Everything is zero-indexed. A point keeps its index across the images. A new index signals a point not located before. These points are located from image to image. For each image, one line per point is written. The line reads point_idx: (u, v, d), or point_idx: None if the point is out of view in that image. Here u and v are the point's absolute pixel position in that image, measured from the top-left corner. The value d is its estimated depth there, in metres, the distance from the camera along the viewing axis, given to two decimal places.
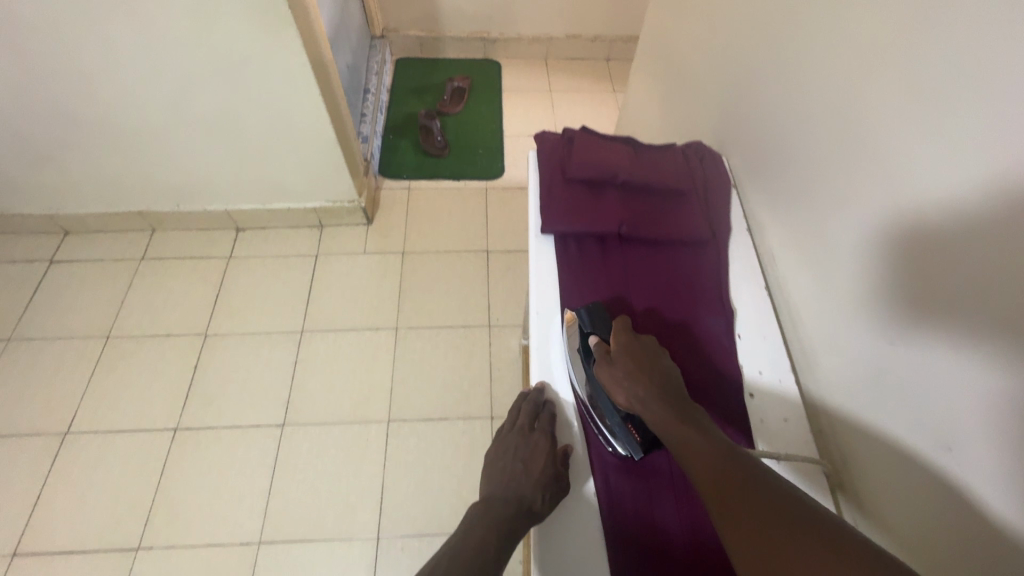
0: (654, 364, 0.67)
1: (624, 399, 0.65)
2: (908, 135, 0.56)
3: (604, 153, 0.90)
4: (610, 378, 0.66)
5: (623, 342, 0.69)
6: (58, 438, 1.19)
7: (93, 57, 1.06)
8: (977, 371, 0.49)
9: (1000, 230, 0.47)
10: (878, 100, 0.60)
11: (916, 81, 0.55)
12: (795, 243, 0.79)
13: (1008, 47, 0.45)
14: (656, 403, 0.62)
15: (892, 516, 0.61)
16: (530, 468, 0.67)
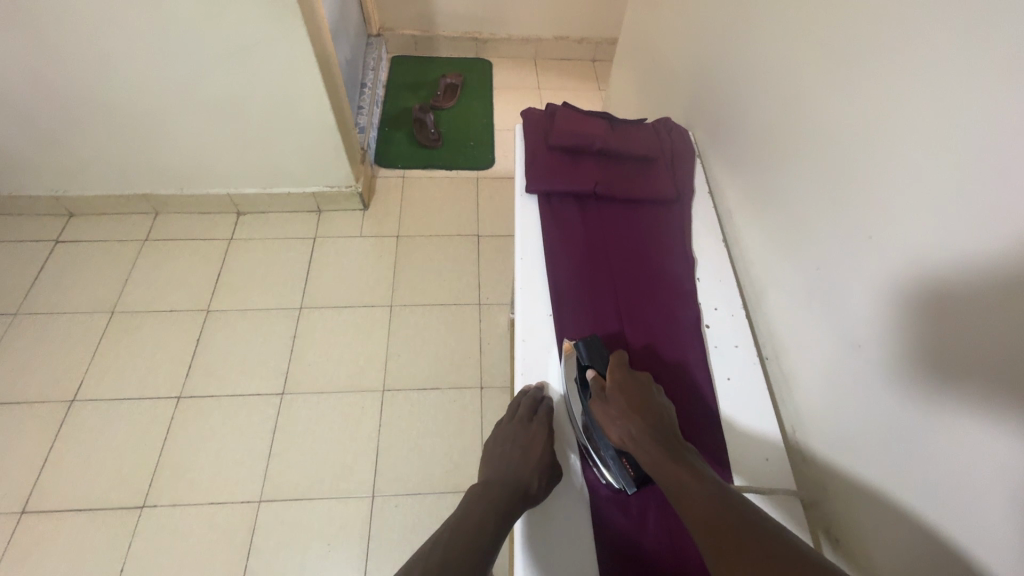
0: (648, 400, 0.69)
1: (618, 435, 0.66)
2: (912, 180, 0.58)
3: (582, 125, 1.01)
4: (604, 415, 0.69)
5: (618, 378, 0.71)
6: (65, 405, 1.24)
7: (108, 41, 1.13)
8: (966, 430, 0.51)
9: (999, 295, 0.48)
10: (876, 133, 0.62)
11: (914, 119, 0.57)
12: (781, 274, 0.82)
13: (966, 53, 0.51)
14: (650, 442, 0.63)
15: (871, 552, 0.64)
16: (528, 456, 0.72)
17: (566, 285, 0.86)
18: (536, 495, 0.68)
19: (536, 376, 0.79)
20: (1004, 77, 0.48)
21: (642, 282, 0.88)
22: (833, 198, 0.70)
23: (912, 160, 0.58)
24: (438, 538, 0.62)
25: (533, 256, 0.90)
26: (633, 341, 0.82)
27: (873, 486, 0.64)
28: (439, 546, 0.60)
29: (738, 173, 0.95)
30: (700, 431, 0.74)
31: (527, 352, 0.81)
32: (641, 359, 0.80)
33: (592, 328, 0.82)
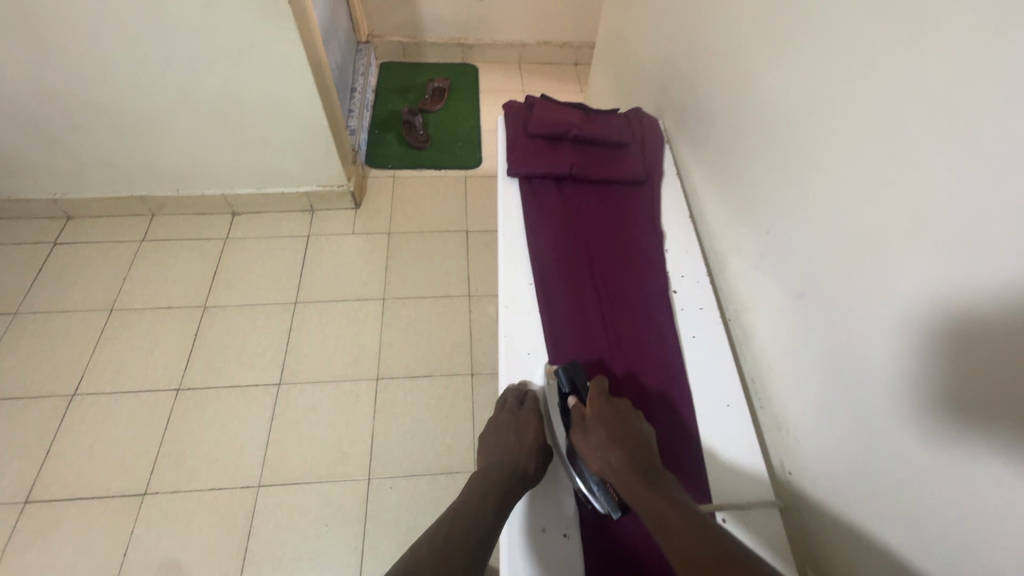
0: (628, 428, 0.70)
1: (598, 464, 0.67)
2: (882, 203, 0.60)
3: (559, 115, 1.08)
4: (585, 445, 0.70)
5: (597, 407, 0.72)
6: (66, 399, 1.28)
7: (108, 46, 1.18)
8: (929, 446, 0.55)
9: (964, 324, 0.50)
10: (848, 147, 0.65)
11: (881, 134, 0.60)
12: (755, 279, 0.86)
13: (903, 46, 0.57)
14: (628, 472, 0.64)
15: (835, 535, 0.70)
16: (523, 441, 0.75)
17: (545, 259, 0.92)
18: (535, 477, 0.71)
19: (519, 336, 0.85)
20: (941, 78, 0.53)
21: (616, 256, 0.95)
22: (789, 178, 0.77)
23: (883, 182, 0.60)
24: (442, 521, 0.63)
25: (515, 233, 0.96)
26: (607, 308, 0.89)
27: (843, 482, 0.68)
28: (446, 528, 0.61)
29: (701, 152, 1.02)
30: (670, 381, 0.81)
31: (509, 317, 0.86)
32: (614, 327, 0.87)
33: (570, 308, 0.87)
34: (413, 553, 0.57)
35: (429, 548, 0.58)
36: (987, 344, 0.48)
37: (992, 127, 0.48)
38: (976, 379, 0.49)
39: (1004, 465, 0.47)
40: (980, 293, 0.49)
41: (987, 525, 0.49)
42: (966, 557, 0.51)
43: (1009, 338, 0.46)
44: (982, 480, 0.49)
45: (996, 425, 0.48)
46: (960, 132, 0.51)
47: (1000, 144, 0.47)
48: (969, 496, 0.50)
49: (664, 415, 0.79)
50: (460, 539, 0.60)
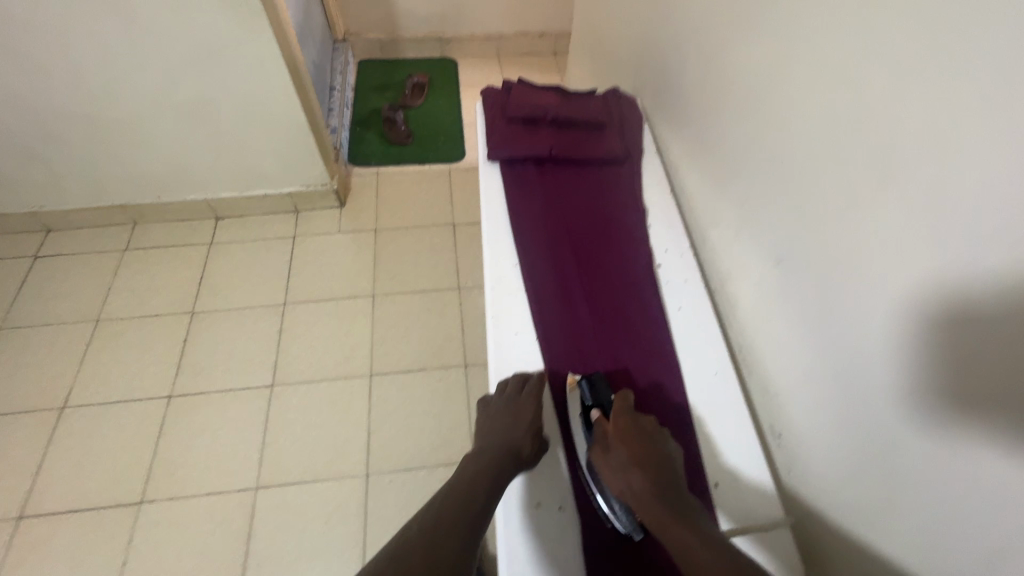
0: (653, 449, 0.67)
1: (620, 488, 0.64)
2: (862, 165, 0.60)
3: (536, 97, 1.08)
4: (605, 465, 0.67)
5: (622, 425, 0.69)
6: (56, 413, 1.27)
7: (79, 52, 1.16)
8: (912, 409, 0.56)
9: (947, 285, 0.51)
10: (824, 112, 0.65)
11: (858, 97, 0.60)
12: (737, 249, 0.87)
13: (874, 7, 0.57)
14: (653, 501, 0.61)
15: (823, 494, 0.72)
16: (520, 420, 0.73)
17: (529, 240, 0.93)
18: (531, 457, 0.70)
19: (505, 315, 0.85)
20: (914, 37, 0.53)
21: (599, 234, 0.95)
22: (764, 147, 0.78)
23: (862, 146, 0.60)
24: (433, 500, 0.62)
25: (498, 216, 0.96)
26: (592, 285, 0.89)
27: (831, 444, 0.69)
28: (436, 509, 0.60)
29: (677, 127, 1.03)
30: (657, 351, 0.82)
31: (495, 298, 0.87)
32: (601, 304, 0.87)
33: (556, 287, 0.88)
34: (403, 532, 0.57)
35: (420, 526, 0.57)
36: (965, 303, 0.49)
37: (963, 89, 0.48)
38: (954, 341, 0.50)
39: (983, 421, 0.48)
40: (965, 251, 0.49)
41: (968, 479, 0.50)
42: (947, 511, 0.53)
43: (987, 299, 0.47)
44: (962, 439, 0.51)
45: (975, 387, 0.49)
46: (938, 95, 0.51)
47: (972, 106, 0.47)
48: (953, 451, 0.52)
49: (652, 386, 0.79)
50: (451, 517, 0.59)
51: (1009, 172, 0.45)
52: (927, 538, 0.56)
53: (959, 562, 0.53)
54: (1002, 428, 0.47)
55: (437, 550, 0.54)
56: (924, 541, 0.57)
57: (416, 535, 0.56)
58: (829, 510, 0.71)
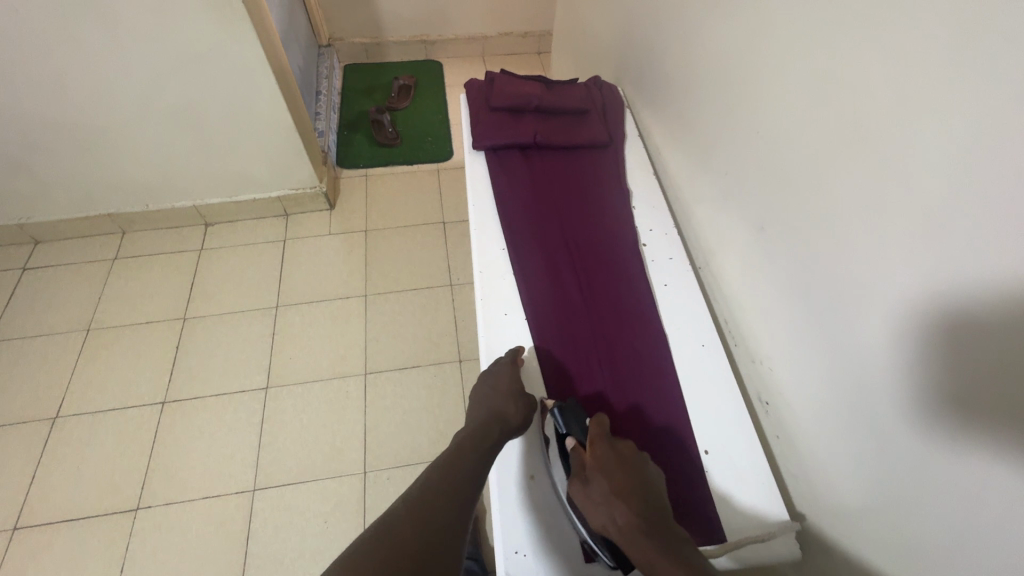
0: (634, 478, 0.63)
1: (602, 524, 0.61)
2: (838, 129, 0.62)
3: (520, 87, 1.10)
4: (586, 500, 0.63)
5: (599, 455, 0.65)
6: (48, 423, 1.26)
7: (62, 60, 1.17)
8: (896, 363, 0.57)
9: (921, 235, 0.52)
10: (802, 81, 0.67)
11: (833, 65, 0.61)
12: (721, 226, 0.88)
13: None
14: (639, 537, 0.57)
15: (809, 459, 0.73)
16: (500, 390, 0.74)
17: (516, 224, 0.94)
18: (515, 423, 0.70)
19: (495, 298, 0.86)
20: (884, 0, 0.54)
21: (585, 218, 0.96)
22: (742, 121, 0.80)
23: (838, 109, 0.62)
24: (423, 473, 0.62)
25: (485, 204, 0.97)
26: (579, 266, 0.90)
27: (818, 408, 0.70)
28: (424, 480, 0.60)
29: (659, 111, 1.05)
30: (645, 329, 0.83)
31: (485, 282, 0.88)
32: (589, 284, 0.89)
33: (544, 269, 0.89)
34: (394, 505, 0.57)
35: (407, 501, 0.57)
36: (941, 250, 0.51)
37: (928, 49, 0.50)
38: (933, 291, 0.52)
39: (957, 368, 0.50)
40: (939, 201, 0.50)
41: (949, 422, 0.51)
42: (929, 461, 0.54)
43: (962, 249, 0.49)
44: (943, 383, 0.52)
45: (954, 331, 0.50)
46: (905, 58, 0.52)
47: (938, 64, 0.49)
48: (934, 395, 0.53)
49: (642, 363, 0.80)
50: (437, 490, 0.59)
51: (973, 124, 0.47)
52: (906, 488, 0.57)
53: (937, 517, 0.54)
54: (974, 372, 0.48)
55: (423, 523, 0.55)
56: (907, 495, 0.57)
57: (404, 509, 0.56)
58: (815, 473, 0.72)
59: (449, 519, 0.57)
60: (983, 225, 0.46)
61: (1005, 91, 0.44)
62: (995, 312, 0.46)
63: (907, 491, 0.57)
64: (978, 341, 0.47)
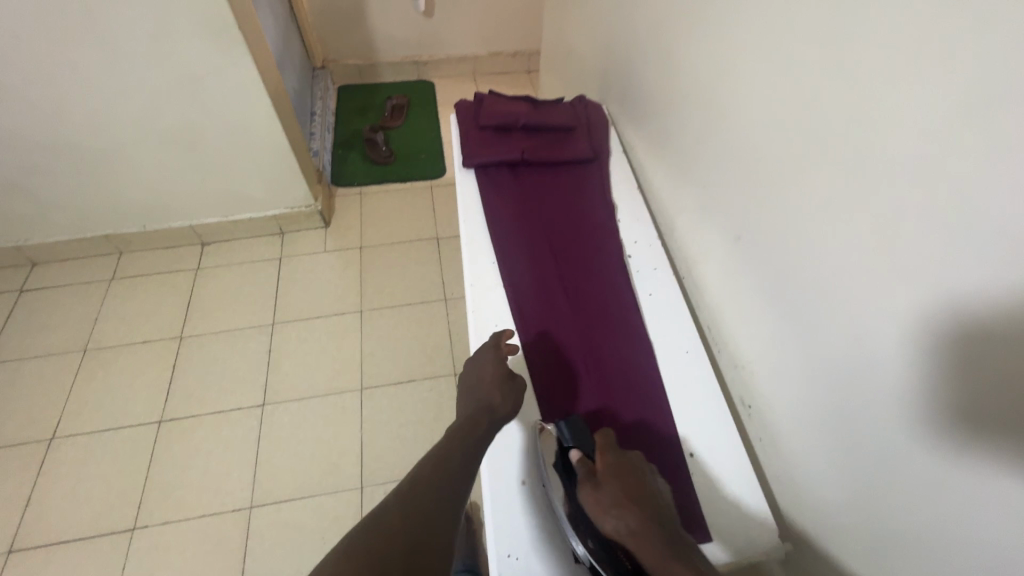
0: (643, 484, 0.65)
1: (613, 528, 0.61)
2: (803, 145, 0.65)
3: (507, 106, 1.13)
4: (596, 504, 0.63)
5: (609, 462, 0.66)
6: (44, 444, 1.26)
7: (63, 85, 1.20)
8: (867, 365, 0.60)
9: (881, 241, 0.56)
10: (770, 98, 0.70)
11: (797, 82, 0.65)
12: (700, 236, 0.92)
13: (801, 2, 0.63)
14: (652, 539, 0.59)
15: (790, 459, 0.76)
16: (487, 382, 0.76)
17: (505, 238, 0.96)
18: (502, 410, 0.73)
19: (486, 310, 0.88)
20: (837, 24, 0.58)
21: (572, 231, 0.99)
22: (718, 134, 0.83)
23: (803, 124, 0.65)
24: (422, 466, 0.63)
25: (474, 218, 1.00)
26: (567, 278, 0.93)
27: (798, 411, 0.73)
28: (419, 475, 0.62)
29: (641, 126, 1.09)
30: (631, 336, 0.86)
31: (475, 294, 0.90)
32: (577, 295, 0.91)
33: (532, 281, 0.91)
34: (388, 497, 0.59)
35: (399, 493, 0.59)
36: (899, 257, 0.54)
37: (879, 68, 0.54)
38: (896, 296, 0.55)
39: (921, 367, 0.53)
40: (893, 211, 0.54)
41: (915, 421, 0.54)
42: (899, 455, 0.57)
43: (917, 256, 0.52)
44: (910, 384, 0.55)
45: (916, 332, 0.53)
46: (857, 77, 0.56)
47: (890, 82, 0.53)
48: (900, 394, 0.56)
49: (628, 369, 0.83)
50: (430, 483, 0.60)
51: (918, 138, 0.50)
52: (881, 484, 0.60)
53: (911, 510, 0.56)
54: (941, 370, 0.51)
55: (415, 513, 0.56)
56: (881, 490, 0.60)
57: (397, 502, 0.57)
58: (797, 471, 0.74)
59: (435, 510, 0.58)
60: (937, 233, 0.50)
61: (951, 110, 0.47)
62: (958, 314, 0.49)
63: (881, 486, 0.60)
64: (947, 343, 0.50)
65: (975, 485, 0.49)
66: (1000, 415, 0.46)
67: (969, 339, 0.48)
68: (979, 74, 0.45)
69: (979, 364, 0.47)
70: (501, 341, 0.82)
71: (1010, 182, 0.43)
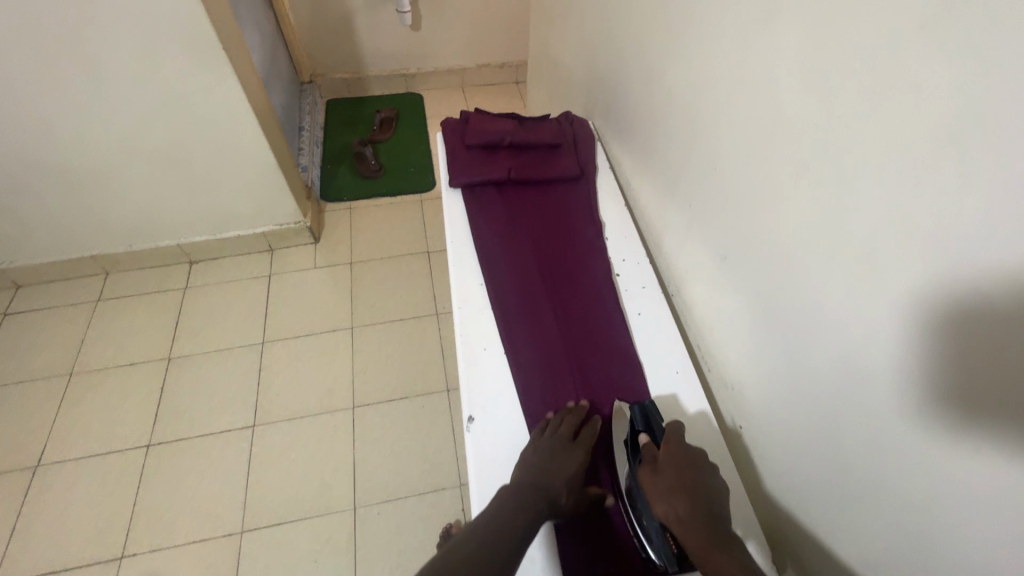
0: (700, 478, 0.66)
1: (664, 513, 0.64)
2: (783, 167, 0.66)
3: (494, 124, 1.14)
4: (652, 486, 0.67)
5: (672, 452, 0.69)
6: (29, 472, 1.23)
7: (46, 107, 1.19)
8: (854, 388, 0.60)
9: (864, 266, 0.56)
10: (750, 120, 0.71)
11: (776, 104, 0.66)
12: (687, 254, 0.92)
13: (777, 25, 0.64)
14: (697, 526, 0.61)
15: (783, 477, 0.76)
16: (546, 467, 0.68)
17: (495, 260, 0.96)
18: (557, 485, 0.67)
19: (474, 333, 0.87)
20: (814, 47, 0.59)
21: (563, 251, 0.99)
22: (702, 154, 0.83)
23: (783, 146, 0.66)
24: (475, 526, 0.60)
25: (463, 240, 0.99)
26: (558, 299, 0.93)
27: (788, 430, 0.73)
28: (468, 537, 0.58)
29: (626, 142, 1.09)
30: (619, 357, 0.85)
31: (464, 317, 0.89)
32: (569, 317, 0.91)
33: (521, 303, 0.91)
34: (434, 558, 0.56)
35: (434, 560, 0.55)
36: (881, 282, 0.54)
37: (854, 92, 0.54)
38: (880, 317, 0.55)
39: (905, 390, 0.53)
40: (873, 235, 0.55)
41: (900, 444, 0.55)
42: (887, 478, 0.57)
43: (897, 280, 0.52)
44: (894, 407, 0.55)
45: (900, 355, 0.54)
46: (835, 100, 0.57)
47: (868, 110, 0.53)
48: (885, 419, 0.57)
49: (616, 391, 0.83)
50: (464, 543, 0.57)
51: (897, 165, 0.51)
52: (871, 507, 0.61)
53: (897, 533, 0.58)
54: (923, 401, 0.52)
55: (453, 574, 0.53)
56: (872, 512, 0.61)
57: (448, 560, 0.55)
58: (789, 487, 0.75)
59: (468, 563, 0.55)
60: (916, 266, 0.50)
61: (927, 139, 0.48)
62: (938, 346, 0.49)
63: (872, 509, 0.61)
64: (927, 369, 0.51)
65: (957, 514, 0.50)
66: (977, 443, 0.47)
67: (950, 368, 0.49)
68: (950, 106, 0.45)
69: (961, 388, 0.48)
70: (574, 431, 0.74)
71: (984, 212, 0.43)
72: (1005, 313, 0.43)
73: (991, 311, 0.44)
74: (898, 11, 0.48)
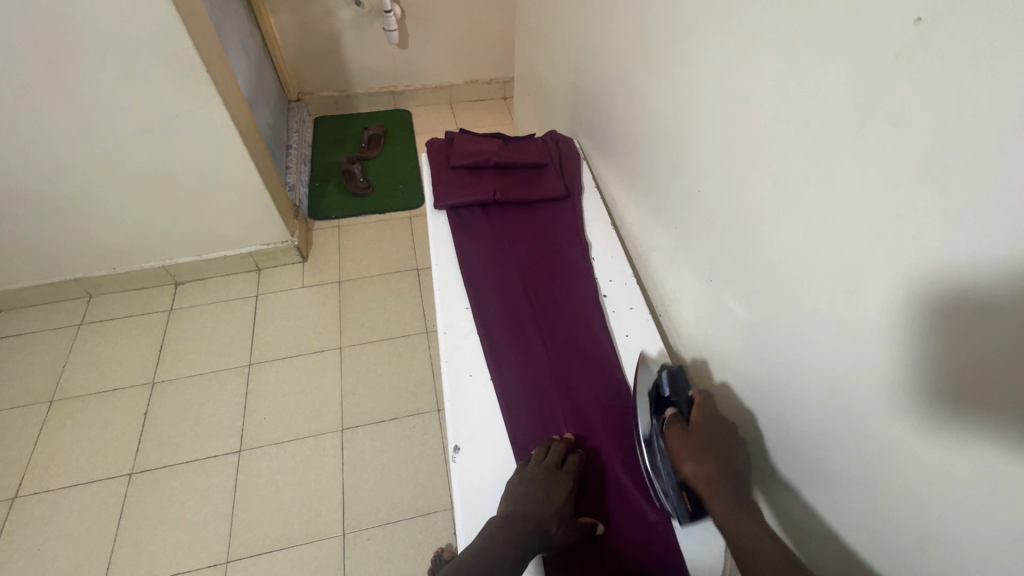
0: (725, 447, 0.68)
1: (692, 471, 0.66)
2: (765, 192, 0.66)
3: (478, 145, 1.14)
4: (682, 446, 0.68)
5: (704, 417, 0.70)
6: (6, 505, 1.20)
7: (25, 132, 1.17)
8: (842, 413, 0.60)
9: (848, 294, 0.56)
10: (731, 144, 0.71)
11: (757, 129, 0.66)
12: (673, 274, 0.92)
13: (756, 49, 0.64)
14: (722, 487, 0.64)
15: (777, 502, 0.75)
16: (536, 497, 0.67)
17: (481, 282, 0.95)
18: (546, 514, 0.66)
19: (459, 359, 0.86)
20: (791, 74, 0.59)
21: (550, 270, 0.98)
22: (686, 175, 0.84)
23: (764, 171, 0.66)
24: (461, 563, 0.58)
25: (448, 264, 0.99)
26: (544, 320, 0.92)
27: (781, 454, 0.72)
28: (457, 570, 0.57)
29: (611, 162, 1.10)
30: (606, 378, 0.85)
31: (449, 344, 0.88)
32: (556, 338, 0.90)
33: (508, 326, 0.90)
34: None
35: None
36: (866, 310, 0.54)
37: (833, 121, 0.54)
38: (867, 347, 0.55)
39: (893, 419, 0.53)
40: (856, 263, 0.55)
41: (892, 473, 0.54)
42: (881, 506, 0.57)
43: (883, 309, 0.52)
44: (884, 437, 0.55)
45: (886, 383, 0.53)
46: (814, 128, 0.57)
47: (848, 139, 0.53)
48: (876, 448, 0.56)
49: (605, 413, 0.82)
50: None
51: (877, 194, 0.51)
52: (867, 535, 0.60)
53: (893, 557, 0.57)
54: (912, 432, 0.51)
55: None
56: (868, 541, 0.60)
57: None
58: (783, 508, 0.74)
59: None
60: (900, 291, 0.50)
61: (905, 171, 0.48)
62: (925, 373, 0.49)
63: (867, 537, 0.60)
64: (914, 398, 0.50)
65: (953, 544, 0.49)
66: (965, 471, 0.46)
67: (936, 398, 0.48)
68: (927, 138, 0.45)
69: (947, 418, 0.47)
70: (563, 457, 0.73)
71: (965, 244, 0.43)
72: (990, 345, 0.42)
73: (975, 343, 0.44)
74: (875, 42, 0.48)
